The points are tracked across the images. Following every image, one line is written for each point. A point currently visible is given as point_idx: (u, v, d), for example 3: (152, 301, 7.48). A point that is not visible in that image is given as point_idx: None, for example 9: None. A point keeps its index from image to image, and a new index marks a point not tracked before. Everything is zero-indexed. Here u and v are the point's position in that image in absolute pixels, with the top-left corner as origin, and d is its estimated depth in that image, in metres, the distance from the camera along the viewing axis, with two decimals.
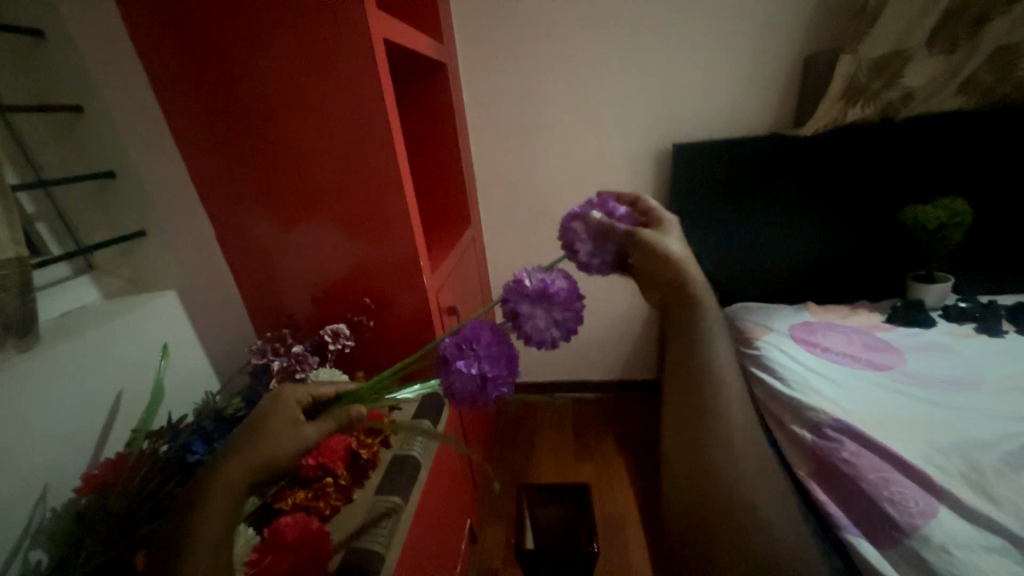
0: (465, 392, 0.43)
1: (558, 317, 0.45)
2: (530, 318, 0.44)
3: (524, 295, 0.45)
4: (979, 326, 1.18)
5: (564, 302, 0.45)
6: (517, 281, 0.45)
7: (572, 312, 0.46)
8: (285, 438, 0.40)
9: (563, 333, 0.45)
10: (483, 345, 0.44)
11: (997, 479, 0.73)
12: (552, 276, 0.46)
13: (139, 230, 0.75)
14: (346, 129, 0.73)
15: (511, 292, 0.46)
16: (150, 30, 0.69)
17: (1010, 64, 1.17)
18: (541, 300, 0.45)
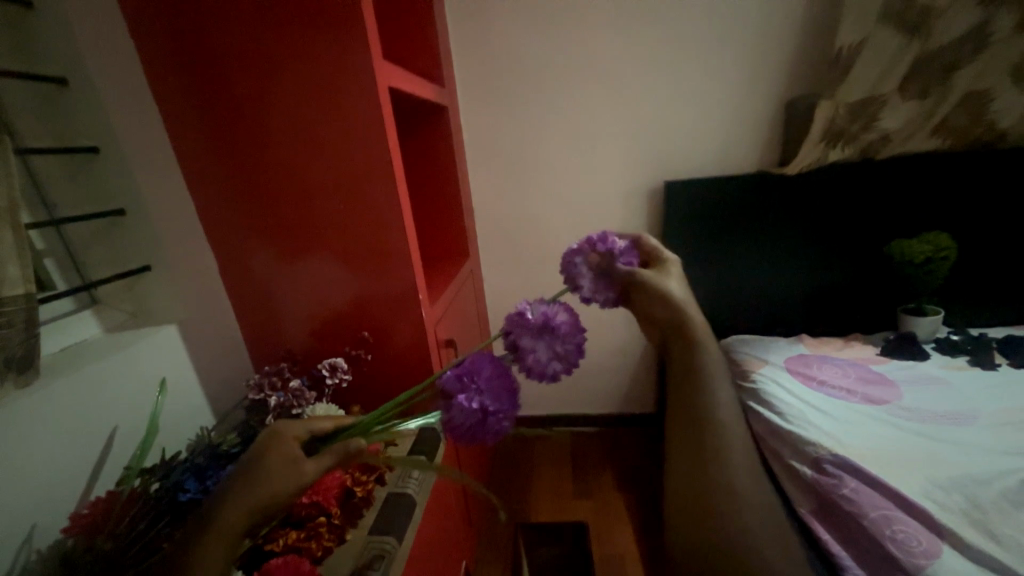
0: (466, 425, 0.43)
1: (559, 349, 0.46)
2: (531, 352, 0.45)
3: (525, 327, 0.46)
4: (973, 359, 1.19)
5: (566, 336, 0.46)
6: (518, 314, 0.46)
7: (574, 346, 0.46)
8: (285, 478, 0.39)
9: (563, 365, 0.46)
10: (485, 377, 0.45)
11: (1000, 518, 0.72)
12: (554, 309, 0.46)
13: (145, 266, 0.77)
14: (351, 168, 0.76)
15: (512, 324, 0.47)
16: (167, 81, 0.73)
17: (979, 109, 1.25)
18: (542, 332, 0.45)
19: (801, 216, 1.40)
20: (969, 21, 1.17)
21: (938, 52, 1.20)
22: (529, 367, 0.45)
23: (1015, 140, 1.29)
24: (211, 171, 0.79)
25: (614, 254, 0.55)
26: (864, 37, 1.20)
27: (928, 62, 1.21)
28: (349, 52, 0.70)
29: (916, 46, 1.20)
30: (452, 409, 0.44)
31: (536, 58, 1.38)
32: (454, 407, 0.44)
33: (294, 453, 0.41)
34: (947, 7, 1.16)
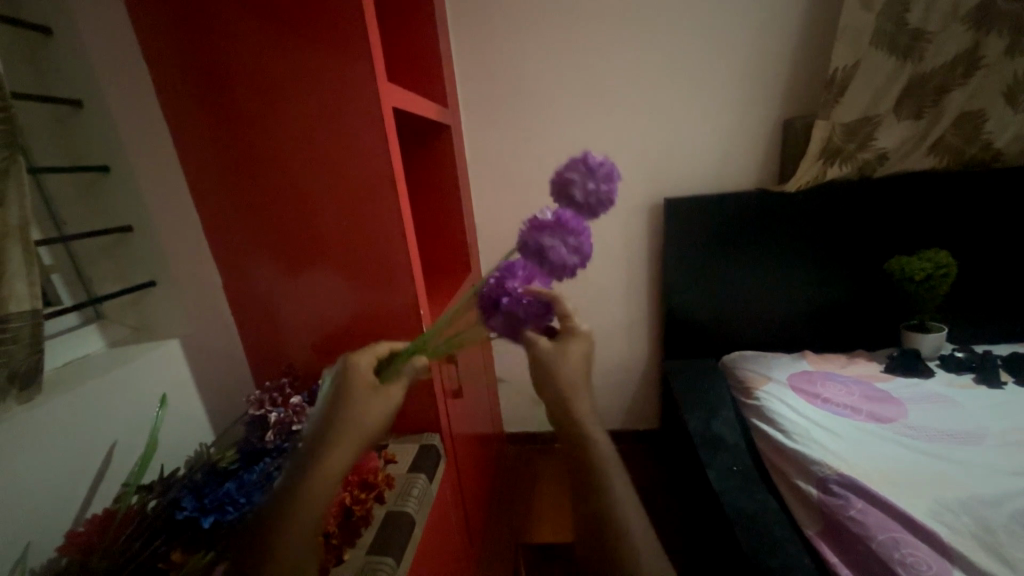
0: (506, 317, 0.47)
1: (571, 244, 0.46)
2: (554, 248, 0.45)
3: (539, 227, 0.46)
4: (979, 376, 1.18)
5: (577, 229, 0.46)
6: (530, 224, 0.47)
7: (586, 237, 0.47)
8: (376, 404, 0.44)
9: (584, 253, 0.46)
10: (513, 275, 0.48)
11: (1010, 541, 0.71)
12: (560, 210, 0.47)
13: (150, 281, 0.78)
14: (355, 181, 0.77)
15: (527, 229, 0.48)
16: (177, 101, 0.75)
17: (975, 129, 1.27)
18: (554, 226, 0.46)
19: (801, 233, 1.41)
20: (961, 45, 1.20)
21: (930, 74, 1.23)
22: (551, 256, 0.45)
23: (1009, 159, 1.31)
24: (216, 183, 0.80)
25: (594, 171, 0.48)
26: (857, 60, 1.23)
27: (922, 83, 1.24)
28: (353, 71, 0.71)
29: (908, 68, 1.23)
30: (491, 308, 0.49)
31: (537, 81, 1.41)
32: (493, 305, 0.48)
33: (373, 380, 0.45)
34: (937, 31, 1.19)
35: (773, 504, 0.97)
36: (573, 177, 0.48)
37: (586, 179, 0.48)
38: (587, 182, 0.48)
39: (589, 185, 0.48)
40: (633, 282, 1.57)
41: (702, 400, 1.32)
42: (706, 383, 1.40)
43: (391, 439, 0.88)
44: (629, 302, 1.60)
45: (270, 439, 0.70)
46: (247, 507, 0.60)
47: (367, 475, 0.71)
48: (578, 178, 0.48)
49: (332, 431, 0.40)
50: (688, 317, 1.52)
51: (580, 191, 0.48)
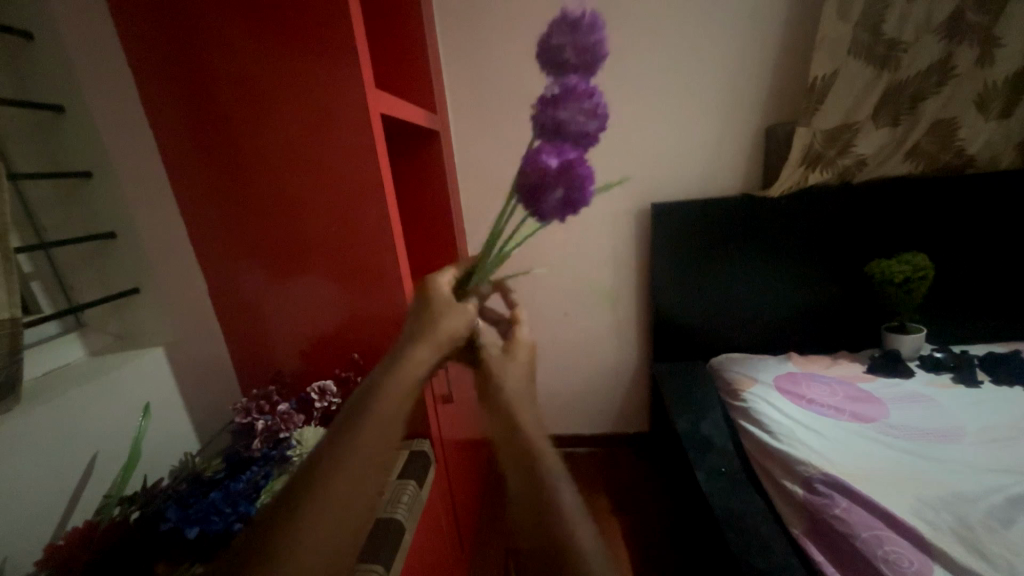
0: (556, 198, 0.48)
1: (583, 104, 0.46)
2: (571, 119, 0.47)
3: (548, 105, 0.47)
4: (957, 376, 1.21)
5: (586, 89, 0.47)
6: (539, 105, 0.48)
7: (596, 94, 0.47)
8: (456, 317, 0.51)
9: (602, 108, 0.47)
10: (543, 163, 0.48)
11: (987, 536, 0.73)
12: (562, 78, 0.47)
13: (133, 287, 0.77)
14: (342, 186, 0.77)
15: (538, 111, 0.49)
16: (163, 109, 0.75)
17: (949, 136, 1.31)
18: (561, 95, 0.46)
19: (785, 237, 1.44)
20: (934, 55, 1.24)
21: (905, 83, 1.27)
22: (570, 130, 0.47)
23: (981, 165, 1.35)
24: (202, 189, 0.79)
25: (579, 25, 0.47)
26: (836, 69, 1.26)
27: (898, 92, 1.28)
28: (341, 77, 0.72)
29: (885, 77, 1.26)
30: (534, 202, 0.49)
31: (524, 87, 1.43)
32: (537, 198, 0.48)
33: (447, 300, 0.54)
34: (911, 41, 1.24)
35: (760, 506, 0.98)
36: (560, 38, 0.47)
37: (575, 34, 0.47)
38: (577, 40, 0.47)
39: (579, 44, 0.47)
40: (621, 286, 1.59)
41: (691, 402, 1.34)
42: (694, 385, 1.42)
43: None
44: (618, 306, 1.61)
45: (257, 447, 0.69)
46: (233, 516, 0.61)
47: None
48: (566, 37, 0.47)
49: (420, 333, 0.49)
50: (676, 321, 1.54)
51: (570, 52, 0.47)
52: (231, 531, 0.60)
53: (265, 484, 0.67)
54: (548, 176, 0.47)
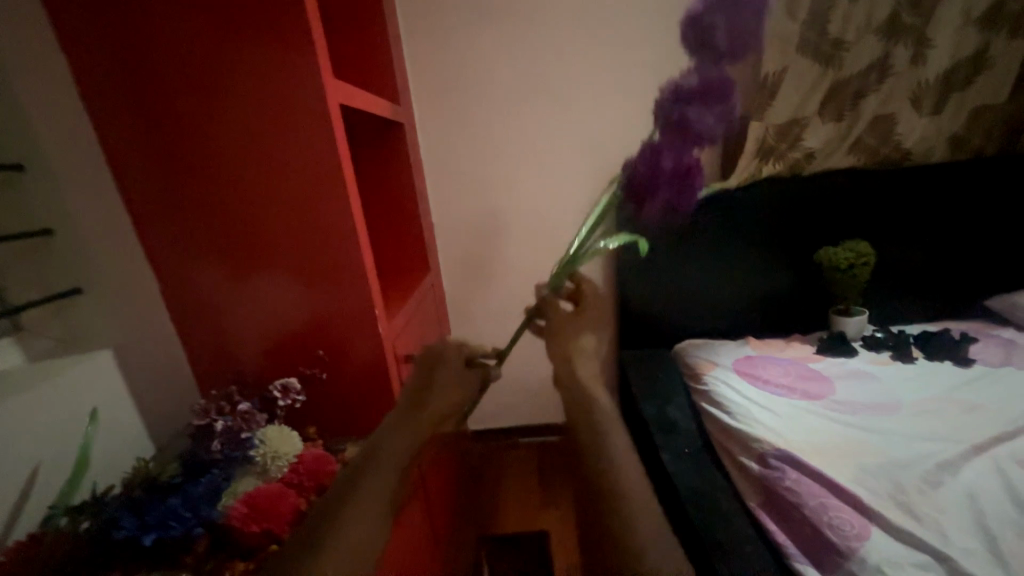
0: (662, 197, 0.94)
1: (709, 112, 0.87)
2: (697, 123, 0.86)
3: (681, 105, 0.85)
4: (895, 353, 1.32)
5: (711, 107, 0.86)
6: (680, 103, 0.86)
7: (718, 112, 0.88)
8: (455, 381, 0.73)
9: (715, 119, 0.88)
10: (665, 153, 0.89)
11: (916, 497, 0.80)
12: (697, 90, 0.85)
13: (75, 288, 0.73)
14: (303, 179, 0.75)
15: (675, 110, 0.86)
16: (104, 96, 0.70)
17: (888, 131, 1.41)
18: (692, 108, 0.87)
19: (742, 228, 1.50)
20: (874, 53, 1.32)
21: (849, 80, 1.35)
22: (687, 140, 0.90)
23: (917, 158, 1.46)
24: (148, 181, 0.75)
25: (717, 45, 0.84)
26: (785, 66, 1.33)
27: (843, 88, 1.36)
28: (298, 65, 0.70)
29: (830, 74, 1.34)
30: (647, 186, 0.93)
31: (489, 80, 1.45)
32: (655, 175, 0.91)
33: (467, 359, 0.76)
34: (854, 41, 1.31)
35: (720, 483, 1.03)
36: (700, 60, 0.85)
37: (713, 48, 0.85)
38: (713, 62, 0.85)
39: (718, 54, 0.84)
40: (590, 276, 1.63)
41: (656, 388, 1.39)
42: (660, 371, 1.47)
43: (350, 442, 0.88)
44: None
45: (216, 449, 0.67)
46: (194, 520, 0.59)
47: (323, 479, 0.69)
48: (716, 41, 0.84)
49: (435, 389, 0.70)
50: (643, 309, 1.58)
51: (718, 46, 0.84)
52: (192, 535, 0.59)
53: (227, 486, 0.65)
54: (667, 160, 0.89)
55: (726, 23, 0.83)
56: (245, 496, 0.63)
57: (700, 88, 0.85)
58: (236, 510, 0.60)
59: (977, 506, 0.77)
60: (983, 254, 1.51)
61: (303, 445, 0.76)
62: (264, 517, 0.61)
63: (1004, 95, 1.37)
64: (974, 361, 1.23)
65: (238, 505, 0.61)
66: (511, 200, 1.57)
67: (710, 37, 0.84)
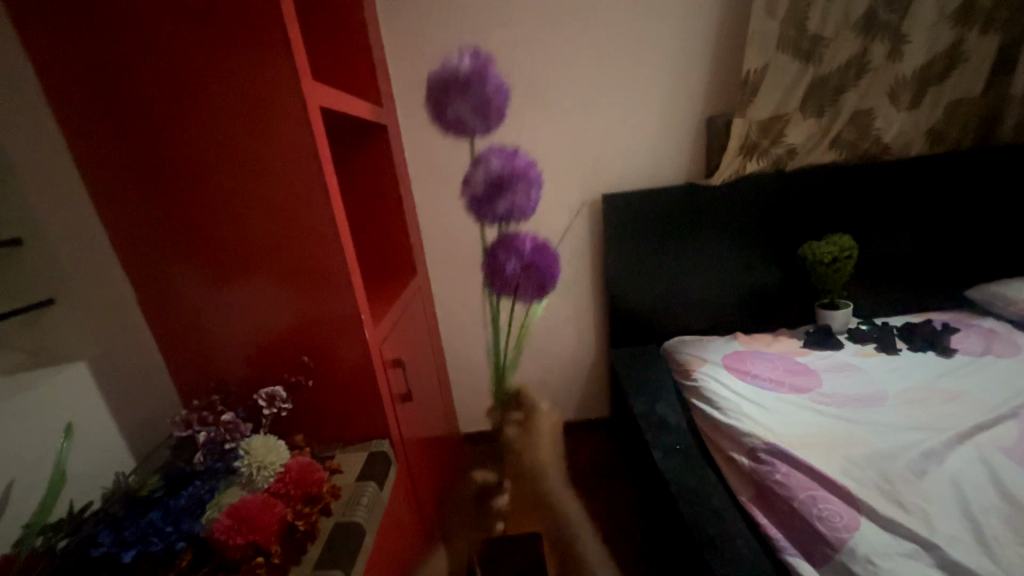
0: (530, 284, 0.70)
1: (519, 185, 0.65)
2: (516, 200, 0.66)
3: (503, 186, 0.65)
4: (880, 345, 1.34)
5: (504, 181, 0.64)
6: (498, 174, 0.64)
7: (504, 179, 0.64)
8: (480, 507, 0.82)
9: (525, 187, 0.65)
10: (506, 247, 0.68)
11: (903, 486, 0.81)
12: (487, 161, 0.64)
13: (48, 299, 0.68)
14: (283, 185, 0.74)
15: (498, 182, 0.64)
16: (75, 102, 0.69)
17: (867, 125, 1.43)
18: (510, 176, 0.64)
19: (728, 224, 1.52)
20: (852, 50, 1.35)
21: (829, 76, 1.37)
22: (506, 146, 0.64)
23: (896, 152, 1.48)
24: (125, 190, 0.73)
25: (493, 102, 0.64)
26: (766, 62, 1.34)
27: (822, 84, 1.38)
28: (275, 68, 0.68)
29: (810, 70, 1.36)
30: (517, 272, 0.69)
31: None
32: (514, 272, 0.68)
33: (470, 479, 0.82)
34: (832, 37, 1.33)
35: (712, 479, 1.04)
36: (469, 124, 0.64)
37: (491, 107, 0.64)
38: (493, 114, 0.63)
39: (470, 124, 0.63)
40: (579, 276, 1.63)
41: (647, 384, 1.40)
42: (649, 369, 1.47)
43: (338, 448, 0.87)
44: (577, 293, 1.65)
45: (199, 461, 0.65)
46: (175, 535, 0.58)
47: (311, 487, 0.68)
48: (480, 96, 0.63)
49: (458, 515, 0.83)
50: (632, 307, 1.60)
51: (470, 117, 0.62)
52: (174, 550, 0.58)
53: (211, 498, 0.63)
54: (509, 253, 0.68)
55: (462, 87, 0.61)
56: (231, 507, 0.60)
57: (481, 175, 0.64)
58: (223, 523, 0.58)
59: (960, 494, 0.78)
60: (963, 246, 1.54)
61: (288, 453, 0.74)
62: (252, 530, 0.58)
63: (978, 89, 1.40)
64: (956, 351, 1.25)
65: (221, 517, 0.59)
66: None
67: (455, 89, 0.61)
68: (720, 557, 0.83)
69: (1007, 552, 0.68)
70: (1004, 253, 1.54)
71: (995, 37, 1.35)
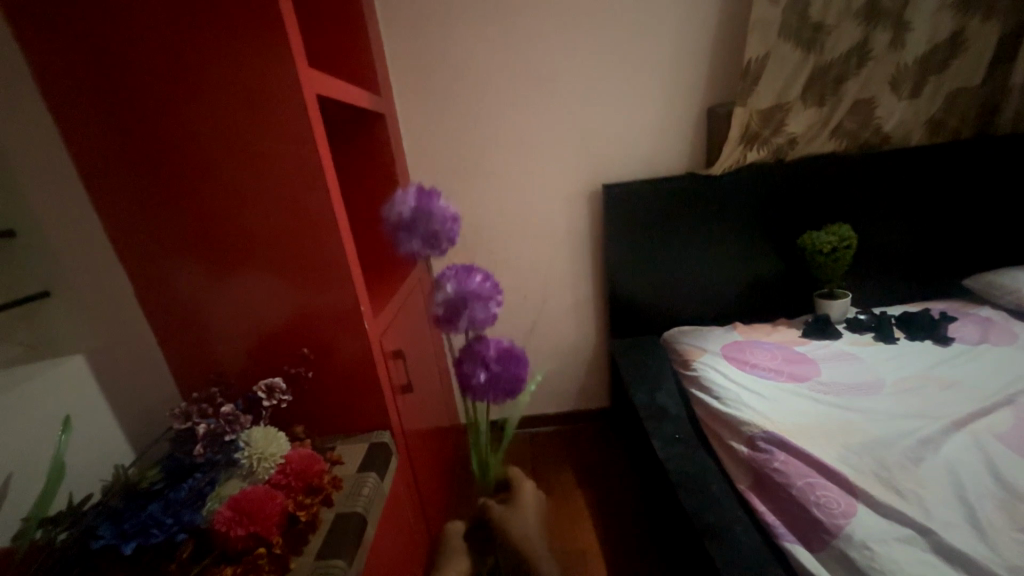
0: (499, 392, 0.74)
1: (474, 306, 0.73)
2: (471, 314, 0.73)
3: (459, 309, 0.73)
4: (877, 334, 1.34)
5: (462, 306, 0.73)
6: (454, 297, 0.73)
7: (462, 301, 0.73)
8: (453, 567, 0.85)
9: (483, 307, 0.73)
10: (472, 359, 0.74)
11: (901, 473, 0.82)
12: (447, 293, 0.73)
13: (43, 292, 0.67)
14: (281, 176, 0.72)
15: (455, 304, 0.73)
16: (66, 88, 0.67)
17: (868, 114, 1.43)
18: (465, 301, 0.73)
19: (727, 214, 1.51)
20: (854, 37, 1.34)
21: (830, 64, 1.36)
22: (476, 284, 0.73)
23: (896, 141, 1.48)
24: (120, 180, 0.72)
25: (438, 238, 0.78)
26: (768, 50, 1.32)
27: (823, 73, 1.37)
28: (271, 55, 0.67)
29: (811, 58, 1.35)
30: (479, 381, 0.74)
31: (471, 67, 1.41)
32: (482, 384, 0.73)
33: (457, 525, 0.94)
34: (834, 25, 1.32)
35: (711, 467, 1.05)
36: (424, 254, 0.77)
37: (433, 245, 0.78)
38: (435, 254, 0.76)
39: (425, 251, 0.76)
40: (578, 268, 1.63)
41: (645, 375, 1.40)
42: (648, 359, 1.48)
43: (339, 439, 0.87)
44: (575, 284, 1.65)
45: (199, 453, 0.64)
46: (177, 526, 0.58)
47: (312, 479, 0.68)
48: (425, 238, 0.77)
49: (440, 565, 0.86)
50: (631, 298, 1.60)
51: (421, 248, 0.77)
52: (175, 541, 0.58)
53: (211, 490, 0.63)
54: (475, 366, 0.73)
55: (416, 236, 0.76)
56: (232, 498, 0.60)
57: (445, 306, 0.74)
58: (226, 513, 0.58)
59: (957, 480, 0.79)
60: (961, 236, 1.55)
61: (289, 445, 0.74)
62: (255, 520, 0.58)
63: (979, 78, 1.39)
64: (952, 340, 1.26)
65: (222, 508, 0.59)
66: (497, 191, 1.54)
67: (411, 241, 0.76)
68: (720, 545, 0.83)
69: (1001, 536, 0.69)
70: (1000, 243, 1.55)
71: (997, 25, 1.34)
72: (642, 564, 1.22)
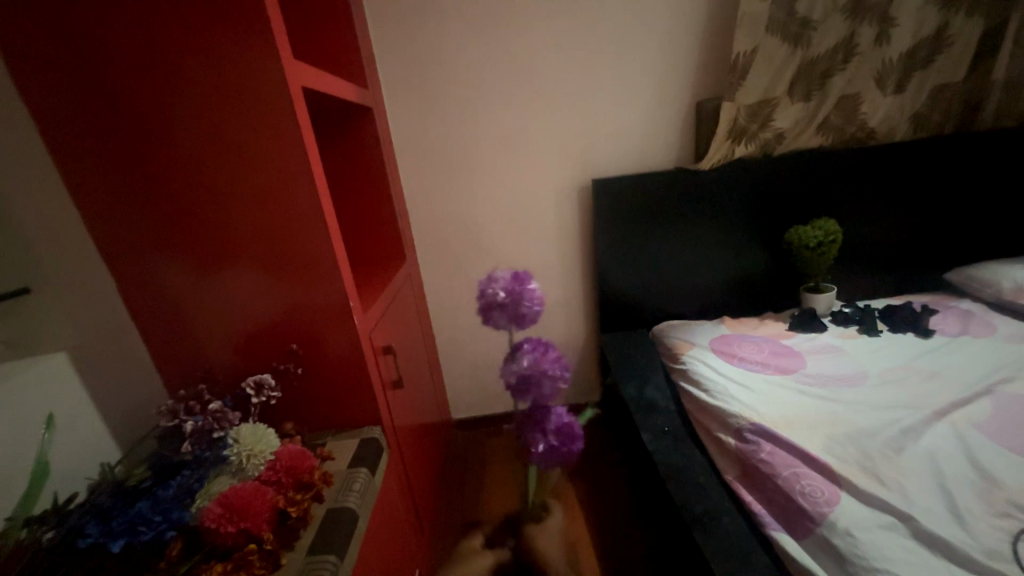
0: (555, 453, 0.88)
1: (547, 382, 0.85)
2: (544, 387, 0.86)
3: (534, 380, 0.85)
4: (862, 327, 1.37)
5: (537, 377, 0.85)
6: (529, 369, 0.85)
7: (538, 375, 0.85)
8: None
9: (553, 381, 0.86)
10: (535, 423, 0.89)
11: (883, 462, 0.84)
12: (522, 365, 0.86)
13: (24, 288, 0.67)
14: (266, 170, 0.72)
15: (529, 376, 0.85)
16: (42, 82, 0.66)
17: (854, 110, 1.44)
18: (538, 375, 0.85)
19: (717, 209, 1.52)
20: (840, 33, 1.35)
21: (816, 60, 1.37)
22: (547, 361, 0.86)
23: (881, 137, 1.50)
24: (99, 175, 0.70)
25: (524, 313, 0.83)
26: (756, 45, 1.33)
27: (811, 69, 1.38)
28: (255, 46, 0.65)
29: (799, 54, 1.36)
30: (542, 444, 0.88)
31: (461, 60, 1.39)
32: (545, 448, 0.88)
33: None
34: (821, 20, 1.33)
35: (699, 459, 1.07)
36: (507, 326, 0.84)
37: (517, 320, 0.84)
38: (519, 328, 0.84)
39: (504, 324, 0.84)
40: (569, 263, 1.64)
41: (635, 368, 1.41)
42: (639, 352, 1.49)
43: (330, 436, 0.87)
44: (567, 279, 1.66)
45: (187, 450, 0.64)
46: (165, 524, 0.58)
47: (302, 475, 0.67)
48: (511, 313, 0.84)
49: None
50: (622, 293, 1.61)
51: (506, 324, 0.84)
52: (164, 539, 0.58)
53: (200, 487, 0.64)
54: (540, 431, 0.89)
55: (506, 308, 0.84)
56: (222, 495, 0.60)
57: (519, 375, 0.85)
58: (214, 511, 0.57)
59: (937, 468, 0.81)
60: (944, 230, 1.58)
61: (279, 442, 0.74)
62: (245, 518, 0.58)
63: (961, 74, 1.42)
64: (934, 332, 1.29)
65: (212, 506, 0.58)
66: (488, 186, 1.53)
67: (497, 314, 0.84)
68: (708, 535, 0.85)
69: (979, 522, 0.71)
70: (982, 237, 1.58)
71: (978, 23, 1.36)
72: (633, 554, 1.24)
